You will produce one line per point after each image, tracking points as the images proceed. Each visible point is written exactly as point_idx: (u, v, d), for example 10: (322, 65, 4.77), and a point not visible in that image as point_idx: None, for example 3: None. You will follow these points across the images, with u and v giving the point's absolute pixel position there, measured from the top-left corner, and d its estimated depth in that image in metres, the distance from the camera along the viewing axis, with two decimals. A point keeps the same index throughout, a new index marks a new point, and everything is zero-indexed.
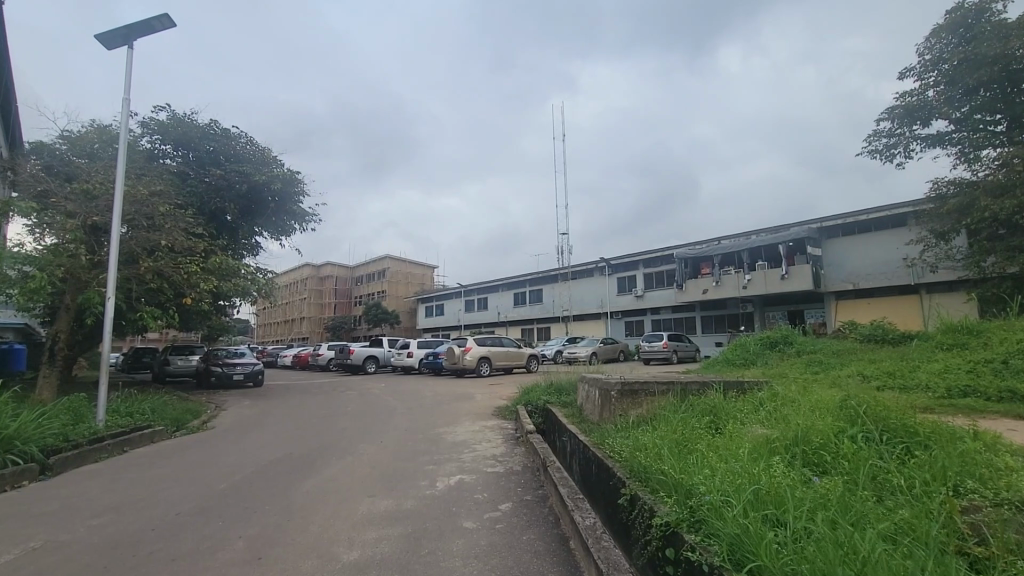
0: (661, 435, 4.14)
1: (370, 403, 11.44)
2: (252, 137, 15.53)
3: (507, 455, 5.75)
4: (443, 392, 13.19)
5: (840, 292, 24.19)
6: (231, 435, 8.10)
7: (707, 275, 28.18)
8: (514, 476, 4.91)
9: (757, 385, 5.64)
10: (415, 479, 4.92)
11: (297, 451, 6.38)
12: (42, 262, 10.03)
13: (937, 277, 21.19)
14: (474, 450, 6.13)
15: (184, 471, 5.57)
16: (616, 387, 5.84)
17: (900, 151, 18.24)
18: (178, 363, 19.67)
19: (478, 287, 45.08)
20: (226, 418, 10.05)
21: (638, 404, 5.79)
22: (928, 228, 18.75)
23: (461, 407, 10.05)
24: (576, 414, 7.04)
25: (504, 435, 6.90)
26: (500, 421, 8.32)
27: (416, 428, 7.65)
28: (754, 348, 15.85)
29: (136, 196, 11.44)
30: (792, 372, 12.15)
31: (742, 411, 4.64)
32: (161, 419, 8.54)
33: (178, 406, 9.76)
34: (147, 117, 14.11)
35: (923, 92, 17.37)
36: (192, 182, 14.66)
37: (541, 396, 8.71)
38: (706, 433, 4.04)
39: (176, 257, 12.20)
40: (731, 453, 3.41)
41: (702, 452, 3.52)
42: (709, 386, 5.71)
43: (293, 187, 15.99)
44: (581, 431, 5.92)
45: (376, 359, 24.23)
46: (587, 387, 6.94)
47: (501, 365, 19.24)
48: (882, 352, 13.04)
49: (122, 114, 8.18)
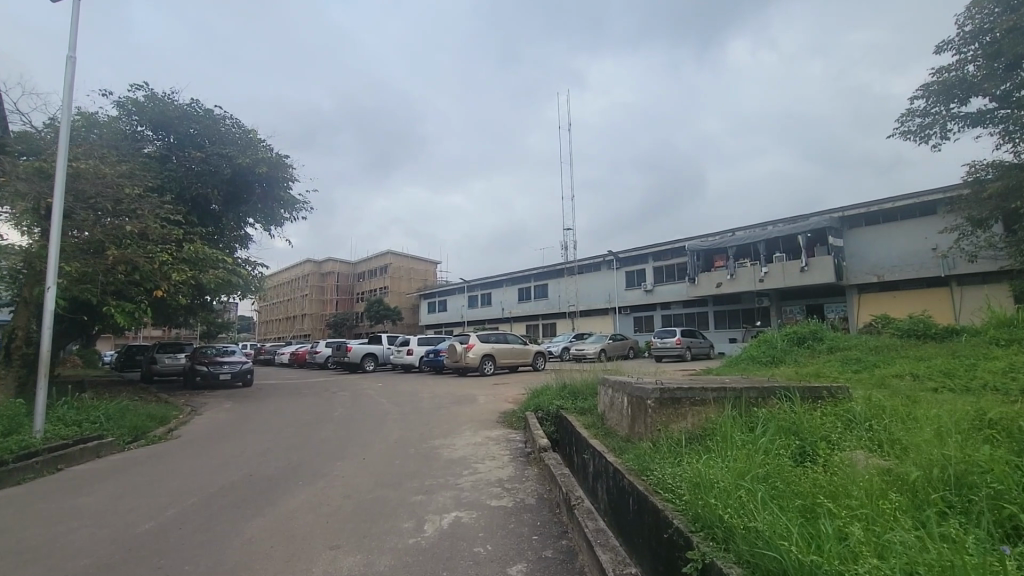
0: (739, 467, 3.01)
1: (361, 406, 10.32)
2: (238, 118, 14.37)
3: (517, 481, 4.55)
4: (443, 394, 12.04)
5: (864, 285, 22.85)
6: (194, 446, 6.95)
7: (720, 269, 26.90)
8: (530, 515, 3.74)
9: (833, 393, 4.46)
10: (395, 520, 3.73)
11: (261, 471, 5.23)
12: (27, 252, 9.42)
13: (971, 269, 19.99)
14: (475, 473, 4.91)
15: (112, 501, 4.44)
16: (654, 396, 4.51)
17: (935, 132, 16.91)
18: (166, 362, 18.65)
19: (483, 282, 43.91)
20: (198, 425, 8.92)
21: (682, 417, 4.49)
22: (964, 215, 17.46)
23: (461, 412, 8.92)
24: (597, 425, 5.86)
25: (512, 451, 5.73)
26: (505, 431, 7.11)
27: (407, 441, 6.48)
28: (780, 344, 14.66)
29: (98, 174, 10.13)
30: (829, 372, 10.94)
31: (833, 431, 3.48)
32: (117, 427, 7.39)
33: (144, 412, 8.64)
34: (122, 96, 13.00)
35: (961, 67, 16.07)
36: (171, 166, 13.52)
37: (553, 400, 7.53)
38: (802, 472, 2.87)
39: (147, 245, 11.03)
40: (871, 511, 2.21)
41: (816, 505, 2.35)
42: (773, 394, 4.51)
43: (280, 171, 14.79)
44: (610, 451, 4.72)
45: (375, 357, 23.13)
46: (611, 392, 5.72)
47: (507, 363, 18.09)
48: (929, 348, 11.81)
49: (66, 77, 7.02)
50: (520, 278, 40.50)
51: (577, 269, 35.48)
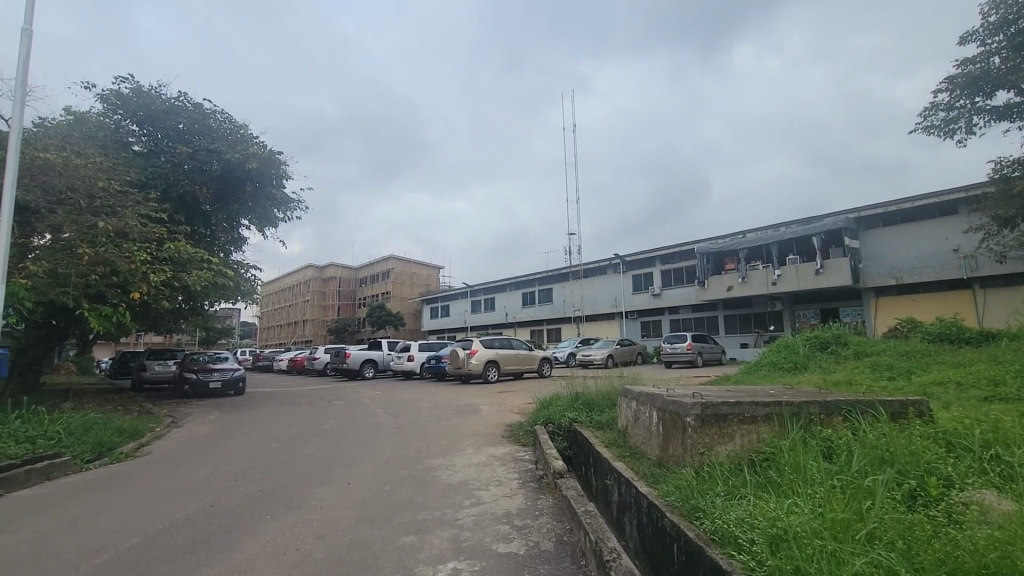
0: (839, 518, 2.20)
1: (355, 417, 9.57)
2: (228, 111, 13.69)
3: (529, 516, 3.76)
4: (444, 403, 11.25)
5: (881, 288, 22.03)
6: (161, 466, 6.18)
7: (731, 271, 26.05)
8: (549, 567, 2.96)
9: (907, 413, 3.69)
10: (375, 572, 2.94)
11: (225, 500, 4.45)
12: None
13: (995, 270, 19.10)
14: (477, 504, 4.10)
15: (36, 543, 3.66)
16: (694, 412, 3.71)
17: (960, 127, 15.96)
18: (156, 369, 17.94)
19: (485, 287, 43.25)
20: (175, 439, 8.18)
21: (728, 437, 3.67)
22: (989, 214, 16.53)
23: (463, 424, 8.16)
24: (619, 443, 5.08)
25: (522, 474, 4.94)
26: (512, 448, 6.32)
27: (401, 460, 5.70)
28: (802, 349, 13.82)
29: (69, 166, 9.71)
30: (860, 380, 10.10)
31: (949, 463, 2.65)
32: (77, 444, 6.68)
33: (115, 424, 7.92)
34: (105, 91, 12.42)
35: (987, 59, 15.14)
36: (157, 162, 12.87)
37: (566, 412, 6.75)
38: (941, 535, 2.04)
39: (122, 243, 10.22)
40: None
41: None
42: (838, 410, 3.71)
43: (272, 168, 14.07)
44: (640, 478, 3.91)
45: (375, 363, 22.37)
46: (636, 405, 4.94)
47: (511, 369, 17.28)
48: (967, 354, 10.93)
49: (22, 55, 6.35)
50: (524, 283, 39.76)
51: (582, 273, 34.73)
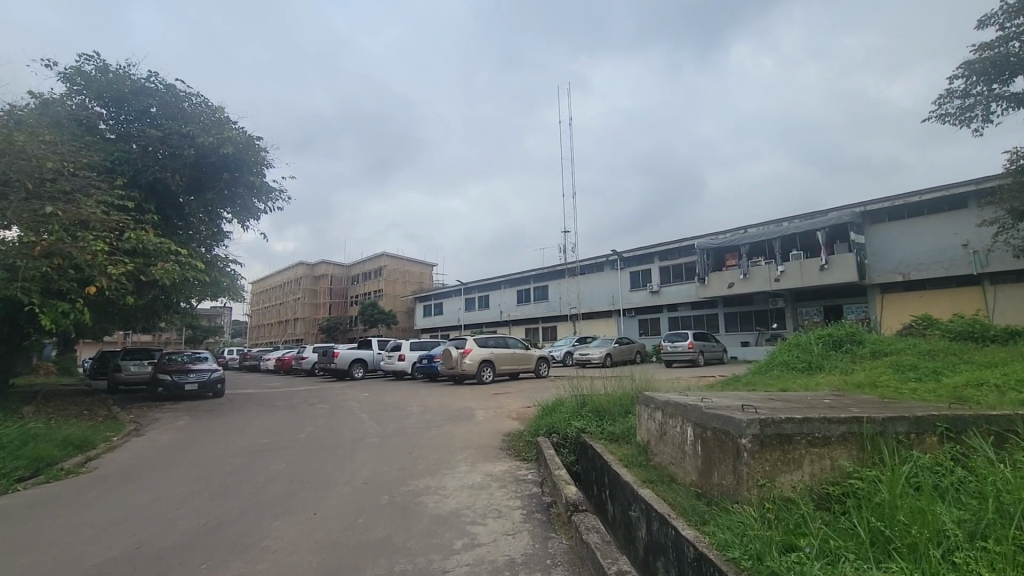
0: None
1: (336, 424, 8.69)
2: (203, 94, 12.73)
3: (538, 568, 2.92)
4: (435, 407, 10.37)
5: (887, 284, 21.37)
6: (99, 486, 5.28)
7: (732, 268, 25.30)
8: None
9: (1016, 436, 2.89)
10: None
11: (159, 539, 3.59)
12: None
13: (1006, 266, 18.47)
14: (471, 546, 3.25)
15: None
16: (751, 433, 2.86)
17: (977, 115, 15.25)
18: (131, 370, 16.95)
19: (479, 284, 42.38)
20: (132, 450, 7.27)
21: (793, 463, 2.84)
22: (1004, 207, 15.75)
23: (456, 433, 7.31)
24: (640, 463, 4.23)
25: (526, 501, 4.10)
26: (512, 464, 5.50)
27: (384, 480, 4.84)
28: (815, 348, 13.01)
29: (12, 145, 8.52)
30: (885, 381, 9.32)
31: None
32: (9, 460, 5.75)
33: (61, 434, 6.99)
34: (67, 69, 11.44)
35: (1006, 44, 14.39)
36: (125, 148, 11.89)
37: (571, 421, 5.92)
38: None
39: (78, 234, 9.19)
40: None
41: None
42: (932, 432, 2.89)
43: (249, 154, 13.10)
44: (679, 513, 3.07)
45: (364, 363, 21.45)
46: (661, 417, 4.13)
47: (506, 370, 16.41)
48: (997, 353, 10.14)
49: None
50: (519, 280, 38.93)
51: (578, 270, 33.96)
